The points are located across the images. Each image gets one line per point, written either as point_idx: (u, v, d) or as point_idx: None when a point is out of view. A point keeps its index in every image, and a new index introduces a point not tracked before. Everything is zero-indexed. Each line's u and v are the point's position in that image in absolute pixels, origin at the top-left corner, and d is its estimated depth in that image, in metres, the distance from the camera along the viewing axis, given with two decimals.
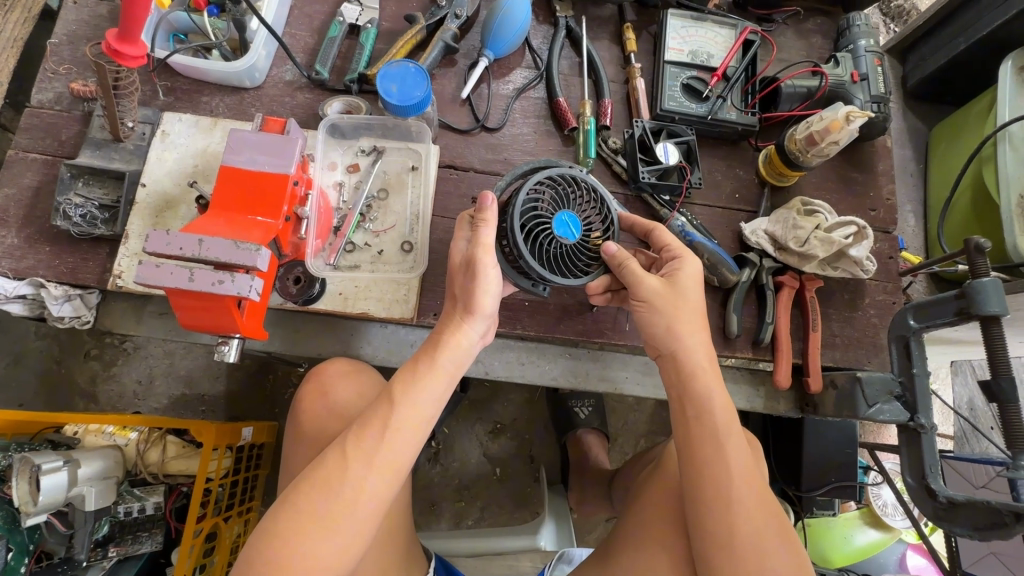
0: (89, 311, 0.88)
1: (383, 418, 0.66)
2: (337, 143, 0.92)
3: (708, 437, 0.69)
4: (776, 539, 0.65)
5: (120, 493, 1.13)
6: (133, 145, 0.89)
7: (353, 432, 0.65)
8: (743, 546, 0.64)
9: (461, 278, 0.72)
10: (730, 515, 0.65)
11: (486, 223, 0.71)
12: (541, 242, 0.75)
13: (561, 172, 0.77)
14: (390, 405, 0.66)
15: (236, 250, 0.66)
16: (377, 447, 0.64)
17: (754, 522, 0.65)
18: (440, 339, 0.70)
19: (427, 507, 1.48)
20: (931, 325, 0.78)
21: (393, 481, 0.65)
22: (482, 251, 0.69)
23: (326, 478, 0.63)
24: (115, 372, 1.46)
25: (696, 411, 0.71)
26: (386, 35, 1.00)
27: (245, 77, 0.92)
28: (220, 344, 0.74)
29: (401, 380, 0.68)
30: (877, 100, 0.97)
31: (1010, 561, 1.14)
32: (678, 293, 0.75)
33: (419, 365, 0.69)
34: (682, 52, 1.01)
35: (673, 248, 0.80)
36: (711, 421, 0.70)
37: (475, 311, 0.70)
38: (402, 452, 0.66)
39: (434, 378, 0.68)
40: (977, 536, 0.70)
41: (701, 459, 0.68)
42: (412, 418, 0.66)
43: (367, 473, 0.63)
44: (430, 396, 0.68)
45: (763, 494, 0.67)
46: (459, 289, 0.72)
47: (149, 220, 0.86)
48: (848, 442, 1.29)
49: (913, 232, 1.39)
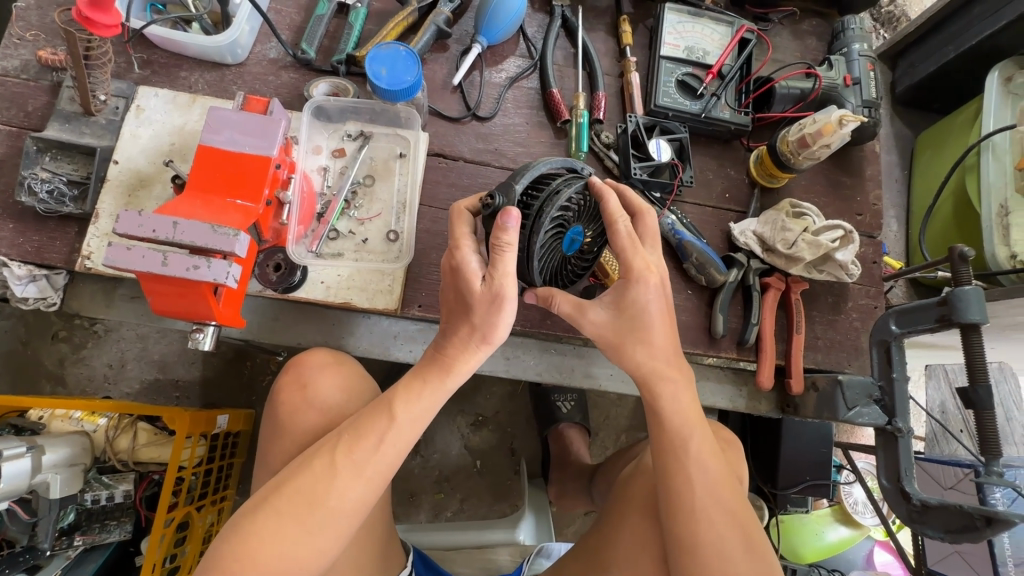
0: (56, 293, 0.84)
1: (378, 432, 0.64)
2: (322, 126, 0.89)
3: (674, 444, 0.69)
4: (744, 551, 0.64)
5: (88, 480, 1.11)
6: (105, 119, 0.84)
7: (345, 439, 0.64)
8: (713, 558, 0.64)
9: (479, 311, 0.63)
10: (699, 525, 0.65)
11: (508, 249, 0.59)
12: (549, 256, 0.68)
13: (572, 167, 0.70)
14: (387, 418, 0.64)
15: (212, 234, 0.63)
16: (368, 461, 0.63)
17: (720, 532, 0.65)
18: (451, 364, 0.67)
19: (406, 498, 1.47)
20: (912, 330, 0.79)
21: (375, 493, 0.63)
22: (504, 285, 0.61)
23: (310, 487, 0.60)
24: (83, 355, 1.41)
25: (664, 428, 0.71)
26: (377, 16, 0.97)
27: (226, 53, 0.88)
28: (195, 331, 0.72)
29: (405, 391, 0.66)
30: (868, 105, 0.98)
31: (974, 561, 1.17)
32: (626, 311, 0.70)
33: (423, 379, 0.67)
34: (678, 48, 0.99)
35: (655, 242, 0.73)
36: (679, 434, 0.70)
37: (491, 340, 0.66)
38: (390, 467, 0.65)
39: (438, 394, 0.67)
40: (948, 538, 0.71)
41: (673, 468, 0.68)
42: (405, 435, 0.65)
43: (353, 484, 0.62)
44: (426, 411, 0.66)
45: (732, 502, 0.67)
46: (476, 318, 0.64)
47: (120, 198, 0.82)
48: (823, 441, 1.31)
49: (894, 237, 1.41)
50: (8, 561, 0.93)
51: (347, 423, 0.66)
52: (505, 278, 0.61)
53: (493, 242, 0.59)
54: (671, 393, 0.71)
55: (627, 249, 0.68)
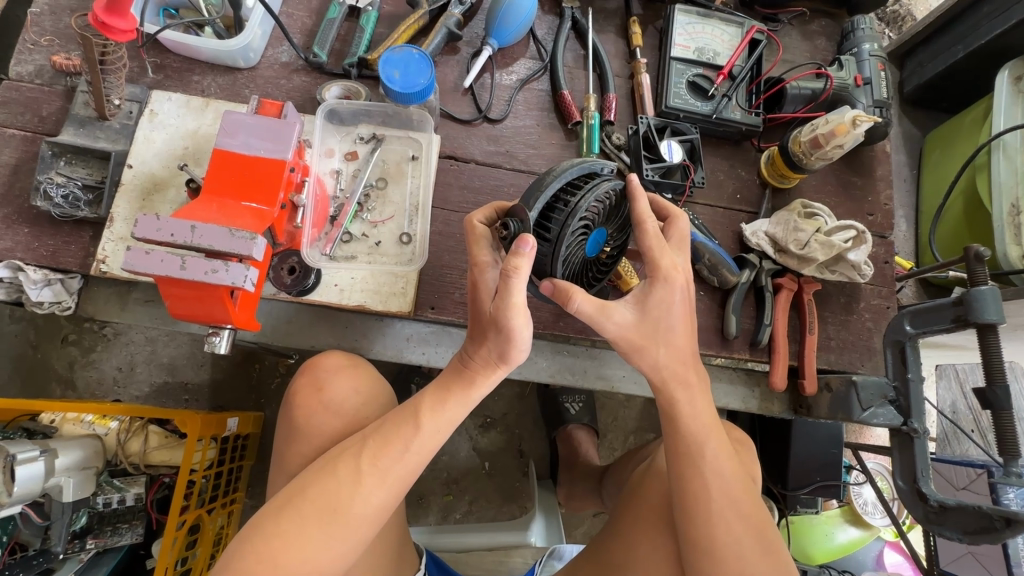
0: (70, 297, 0.84)
1: (406, 439, 0.64)
2: (334, 129, 0.90)
3: (689, 448, 0.69)
4: (758, 555, 0.64)
5: (100, 483, 1.11)
6: (119, 124, 0.85)
7: (372, 445, 0.64)
8: (728, 562, 0.64)
9: (493, 336, 0.63)
10: (714, 530, 0.65)
11: (518, 275, 0.55)
12: (572, 254, 0.67)
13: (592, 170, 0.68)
14: (415, 425, 0.65)
15: (230, 238, 0.63)
16: (393, 467, 0.63)
17: (735, 536, 0.65)
18: (472, 376, 0.67)
19: (415, 501, 1.47)
20: (928, 330, 0.79)
21: (397, 499, 0.64)
22: (515, 310, 0.59)
23: (336, 493, 0.60)
24: (94, 358, 1.41)
25: (679, 430, 0.70)
26: (387, 18, 0.97)
27: (239, 56, 0.89)
28: (211, 334, 0.72)
29: (433, 398, 0.66)
30: (879, 105, 0.98)
31: (988, 561, 1.16)
32: (652, 312, 0.68)
33: (450, 389, 0.67)
34: (688, 49, 1.00)
35: (683, 246, 0.73)
36: (695, 437, 0.69)
37: (507, 360, 0.65)
38: (413, 474, 0.65)
39: (465, 402, 0.67)
40: (968, 540, 0.71)
41: (687, 471, 0.68)
42: (430, 445, 0.65)
43: (379, 490, 0.62)
44: (452, 421, 0.67)
45: (746, 507, 0.67)
46: (489, 343, 0.64)
47: (135, 202, 0.82)
48: (833, 442, 1.31)
49: (903, 237, 1.40)
50: (21, 565, 0.95)
51: (374, 428, 0.66)
52: (513, 301, 0.58)
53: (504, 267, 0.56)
54: (686, 398, 0.71)
55: (655, 248, 0.68)
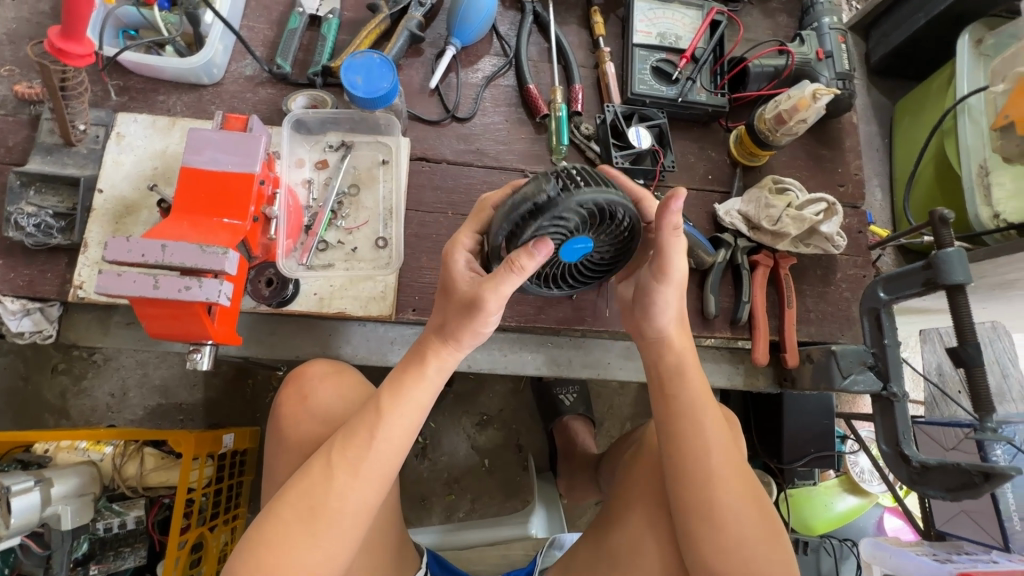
0: (51, 325, 0.84)
1: (372, 429, 0.64)
2: (302, 138, 0.90)
3: (678, 419, 0.70)
4: (749, 517, 0.66)
5: (98, 509, 1.12)
6: (87, 149, 0.85)
7: (340, 442, 0.64)
8: (722, 530, 0.65)
9: (455, 314, 0.64)
10: (707, 499, 0.66)
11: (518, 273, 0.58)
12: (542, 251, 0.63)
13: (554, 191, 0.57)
14: (377, 416, 0.65)
15: (202, 255, 0.64)
16: (364, 456, 0.63)
17: (726, 502, 0.66)
18: (423, 354, 0.67)
19: (418, 503, 1.48)
20: (901, 295, 0.80)
21: (380, 488, 0.64)
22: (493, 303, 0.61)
23: (311, 492, 0.61)
24: (86, 386, 1.41)
25: (665, 401, 0.72)
26: (349, 25, 0.97)
27: (202, 73, 0.89)
28: (193, 352, 0.72)
29: (394, 384, 0.66)
30: (842, 77, 0.99)
31: (980, 519, 1.14)
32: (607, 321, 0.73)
33: (406, 372, 0.67)
34: (650, 35, 1.00)
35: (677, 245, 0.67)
36: (682, 408, 0.70)
37: (460, 340, 0.67)
38: (389, 464, 0.65)
39: (426, 382, 0.67)
40: (950, 497, 0.73)
41: (677, 441, 0.69)
42: (400, 430, 0.65)
43: (355, 482, 0.62)
44: (417, 403, 0.66)
45: (736, 472, 0.68)
46: (449, 318, 0.65)
47: (107, 226, 0.82)
48: (824, 412, 1.33)
49: (879, 206, 1.42)
50: None
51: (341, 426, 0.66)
52: (491, 288, 0.60)
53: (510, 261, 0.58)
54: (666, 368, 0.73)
55: (669, 240, 0.65)
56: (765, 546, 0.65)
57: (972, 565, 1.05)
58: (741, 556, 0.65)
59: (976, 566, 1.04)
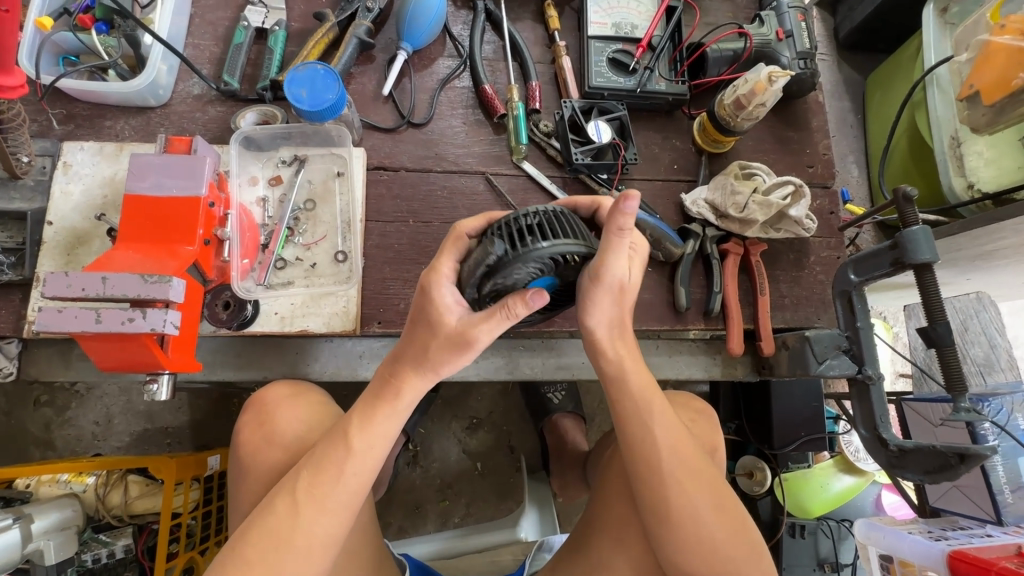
0: (11, 362, 0.82)
1: (337, 463, 0.62)
2: (254, 155, 0.88)
3: (638, 420, 0.69)
4: (715, 515, 0.65)
5: (85, 541, 1.10)
6: (34, 181, 0.83)
7: (301, 478, 0.62)
8: (689, 535, 0.65)
9: (438, 342, 0.59)
10: (670, 499, 0.65)
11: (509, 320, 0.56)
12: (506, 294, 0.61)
13: (540, 235, 0.56)
14: (335, 443, 0.63)
15: (145, 285, 0.62)
16: (330, 491, 0.62)
17: (695, 508, 0.65)
18: (389, 379, 0.63)
19: (412, 511, 1.47)
20: (870, 277, 0.78)
21: (348, 519, 0.63)
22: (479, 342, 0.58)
23: (276, 530, 0.60)
24: (69, 416, 1.40)
25: (620, 399, 0.71)
26: (297, 36, 0.95)
27: (148, 95, 0.87)
28: (149, 383, 0.71)
29: (359, 416, 0.64)
30: (803, 56, 0.97)
31: (972, 494, 1.12)
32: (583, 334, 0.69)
33: (371, 401, 0.64)
34: (606, 25, 0.98)
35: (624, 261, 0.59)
36: (640, 408, 0.70)
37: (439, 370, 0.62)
38: (355, 495, 0.63)
39: (390, 414, 0.64)
40: (928, 480, 0.71)
41: (637, 443, 0.68)
42: (359, 458, 0.63)
43: (319, 512, 0.61)
44: (383, 433, 0.64)
45: (699, 469, 0.67)
46: (428, 347, 0.60)
47: (59, 259, 0.81)
48: (813, 394, 1.32)
49: (856, 182, 1.40)
50: None
51: (304, 460, 0.64)
52: (478, 331, 0.57)
53: (507, 308, 0.55)
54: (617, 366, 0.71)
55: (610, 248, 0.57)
56: (730, 539, 0.65)
57: (966, 541, 1.02)
58: (707, 555, 0.65)
59: (970, 542, 1.01)
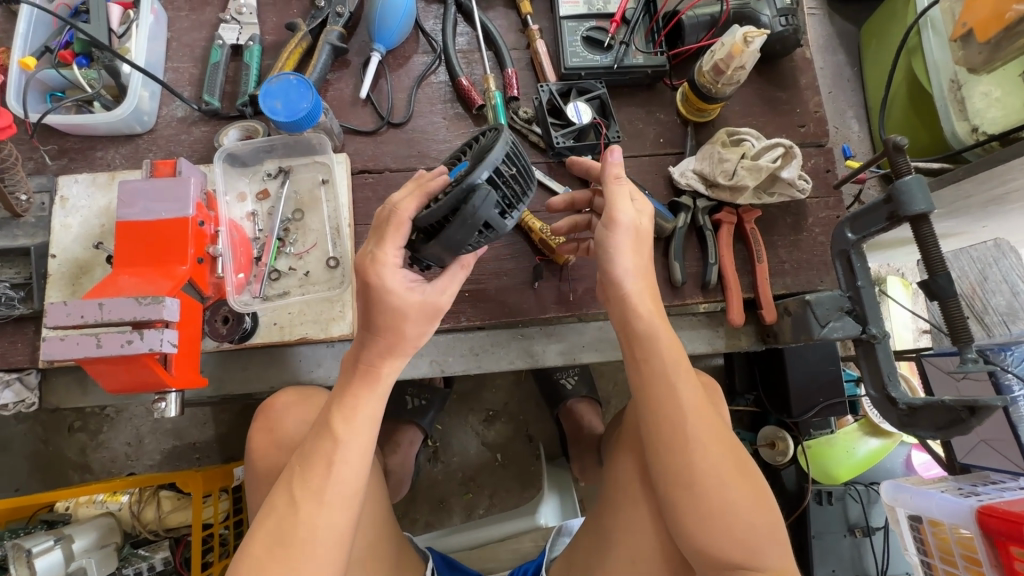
0: (33, 393, 0.86)
1: (327, 453, 0.62)
2: (240, 171, 0.90)
3: (659, 382, 0.68)
4: (735, 479, 0.65)
5: (125, 557, 1.14)
6: (34, 218, 0.86)
7: (296, 473, 0.61)
8: (707, 498, 0.64)
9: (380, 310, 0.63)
10: (691, 460, 0.65)
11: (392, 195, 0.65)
12: None
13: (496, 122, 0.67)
14: (329, 438, 0.62)
15: (140, 307, 0.64)
16: (325, 484, 0.61)
17: (713, 472, 0.65)
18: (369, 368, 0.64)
19: (436, 506, 1.49)
20: (868, 234, 0.76)
21: (351, 510, 0.62)
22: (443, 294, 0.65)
23: (278, 530, 0.59)
24: (102, 439, 1.45)
25: (645, 357, 0.69)
26: (272, 49, 0.96)
27: (133, 122, 0.89)
28: (158, 402, 0.73)
29: (336, 407, 0.63)
30: (784, 13, 0.94)
31: (1001, 447, 1.08)
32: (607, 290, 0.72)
33: (349, 394, 0.64)
34: (578, 4, 0.96)
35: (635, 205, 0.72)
36: (664, 367, 0.68)
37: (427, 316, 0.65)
38: (352, 486, 0.62)
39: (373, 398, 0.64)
40: (941, 436, 0.71)
41: (660, 402, 0.67)
42: (359, 448, 0.63)
43: (320, 509, 0.60)
44: (368, 419, 0.64)
45: (720, 432, 0.67)
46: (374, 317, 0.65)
47: (65, 290, 0.84)
48: (829, 358, 1.30)
49: (857, 138, 1.36)
50: None
51: (294, 459, 0.63)
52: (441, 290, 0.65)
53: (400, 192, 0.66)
54: (643, 324, 0.70)
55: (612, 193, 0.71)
56: (748, 503, 0.65)
57: (997, 495, 0.99)
58: (726, 522, 0.64)
59: (1001, 496, 0.98)
